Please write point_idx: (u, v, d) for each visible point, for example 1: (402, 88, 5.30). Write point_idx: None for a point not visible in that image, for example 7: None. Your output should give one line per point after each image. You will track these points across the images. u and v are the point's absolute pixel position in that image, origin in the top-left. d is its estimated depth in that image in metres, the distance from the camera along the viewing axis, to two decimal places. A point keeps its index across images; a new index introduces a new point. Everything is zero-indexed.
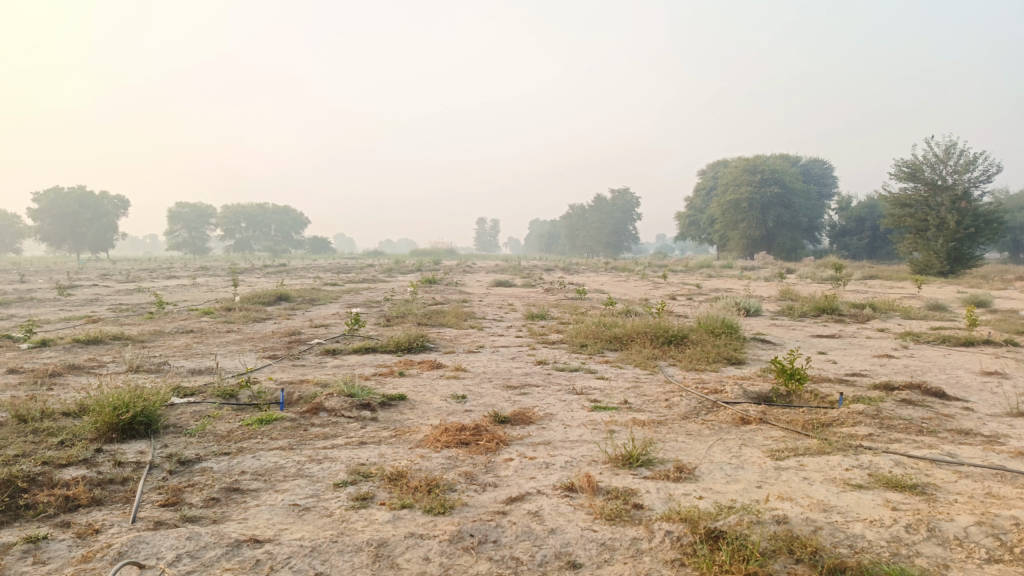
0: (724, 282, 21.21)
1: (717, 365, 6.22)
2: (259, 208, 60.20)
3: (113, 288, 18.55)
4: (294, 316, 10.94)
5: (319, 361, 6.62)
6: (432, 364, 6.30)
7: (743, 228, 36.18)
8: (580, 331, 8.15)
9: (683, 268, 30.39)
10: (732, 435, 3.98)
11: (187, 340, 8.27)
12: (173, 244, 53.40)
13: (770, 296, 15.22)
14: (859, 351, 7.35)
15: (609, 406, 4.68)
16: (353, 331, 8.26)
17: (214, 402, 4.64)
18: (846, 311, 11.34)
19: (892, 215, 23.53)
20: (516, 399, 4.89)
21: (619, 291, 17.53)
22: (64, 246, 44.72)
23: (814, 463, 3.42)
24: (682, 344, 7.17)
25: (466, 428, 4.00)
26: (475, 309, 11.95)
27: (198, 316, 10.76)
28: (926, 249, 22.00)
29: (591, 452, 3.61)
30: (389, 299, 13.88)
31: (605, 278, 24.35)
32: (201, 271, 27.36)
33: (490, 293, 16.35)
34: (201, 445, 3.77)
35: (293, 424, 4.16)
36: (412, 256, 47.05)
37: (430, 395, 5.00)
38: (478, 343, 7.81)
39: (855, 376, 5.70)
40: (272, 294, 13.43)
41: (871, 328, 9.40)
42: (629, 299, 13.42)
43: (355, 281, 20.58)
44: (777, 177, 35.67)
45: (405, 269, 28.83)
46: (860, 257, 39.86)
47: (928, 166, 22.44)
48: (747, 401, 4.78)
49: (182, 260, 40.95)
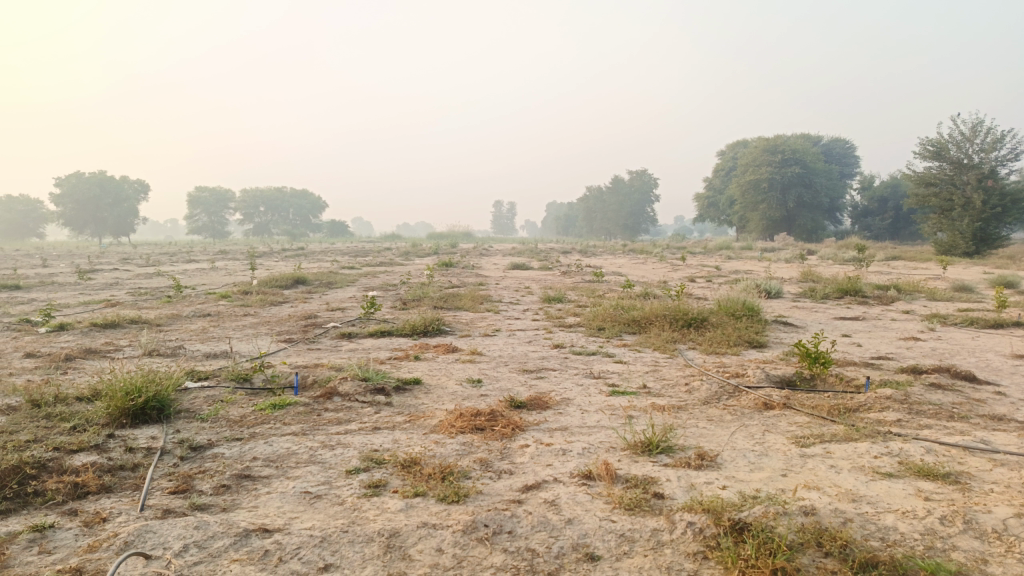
0: (744, 264, 20.95)
1: (739, 348, 6.09)
2: (277, 192, 60.40)
3: (133, 272, 18.67)
4: (311, 300, 10.91)
5: (335, 344, 6.58)
6: (447, 347, 6.23)
7: (763, 209, 35.70)
8: (598, 314, 8.03)
9: (703, 249, 30.07)
10: (754, 421, 3.86)
11: (203, 324, 8.26)
12: (193, 228, 53.80)
13: (792, 277, 14.99)
14: (884, 334, 7.16)
15: (628, 391, 4.58)
16: (369, 314, 8.20)
17: (228, 387, 4.60)
18: (869, 292, 11.11)
19: (916, 195, 23.05)
20: (532, 384, 4.80)
21: (637, 273, 17.34)
22: (86, 231, 45.16)
23: (841, 451, 3.30)
24: (702, 327, 7.03)
25: (481, 413, 3.92)
26: (492, 292, 11.87)
27: (215, 300, 10.77)
28: (951, 229, 21.55)
29: (609, 439, 3.51)
30: (406, 282, 13.83)
31: (623, 260, 24.15)
32: (220, 255, 27.48)
33: (507, 275, 16.24)
34: (214, 430, 3.72)
35: (307, 409, 4.10)
36: (429, 239, 46.99)
37: (445, 380, 4.92)
38: (494, 327, 7.72)
39: (881, 360, 5.54)
40: (289, 278, 13.41)
41: (896, 310, 9.18)
42: (647, 281, 13.26)
43: (373, 264, 20.58)
44: (798, 156, 35.11)
45: (422, 252, 28.78)
46: (882, 237, 39.23)
47: (953, 144, 21.92)
48: (770, 386, 4.65)
49: (201, 244, 41.19)
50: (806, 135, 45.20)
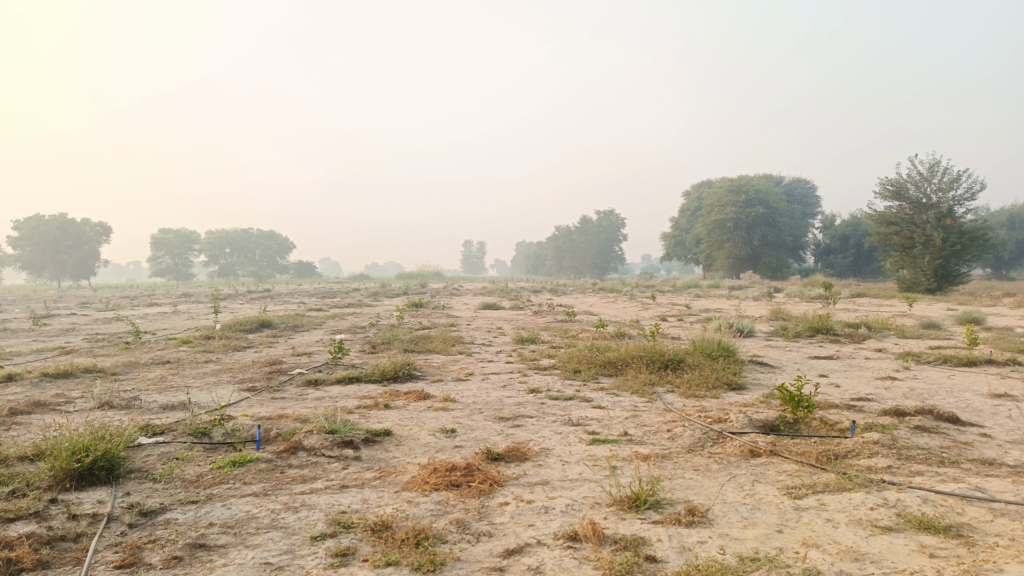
0: (714, 302, 21.06)
1: (718, 391, 5.97)
2: (244, 233, 59.70)
3: (92, 317, 18.06)
4: (276, 345, 10.57)
5: (301, 393, 6.30)
6: (419, 394, 5.99)
7: (728, 248, 36.16)
8: (573, 356, 7.86)
9: (672, 288, 30.23)
10: (743, 470, 3.71)
11: (163, 372, 7.90)
12: (156, 270, 52.74)
13: (762, 316, 15.04)
14: (861, 374, 7.10)
15: (609, 439, 4.40)
16: (336, 359, 7.92)
17: (184, 442, 4.32)
18: (840, 330, 11.15)
19: (878, 233, 23.52)
20: (509, 433, 4.59)
21: (609, 312, 17.27)
22: (44, 274, 43.94)
23: (836, 503, 3.15)
24: (680, 369, 6.90)
25: (457, 467, 3.70)
26: (464, 333, 11.65)
27: (176, 346, 10.37)
28: (914, 267, 21.95)
29: (593, 493, 3.32)
30: (375, 324, 13.53)
31: (594, 299, 24.12)
32: (183, 298, 26.81)
33: (478, 316, 16.06)
34: (168, 493, 3.44)
35: (269, 467, 3.83)
36: (399, 280, 46.65)
37: (417, 430, 4.69)
38: (467, 371, 7.50)
39: (862, 402, 5.45)
40: (254, 321, 13.05)
41: (869, 348, 9.18)
42: (620, 321, 13.16)
43: (341, 306, 20.24)
44: (761, 196, 35.81)
45: (391, 292, 28.47)
46: (845, 275, 39.96)
47: (912, 184, 22.46)
48: (754, 431, 4.51)
49: (164, 287, 40.37)
50: (768, 175, 46.20)
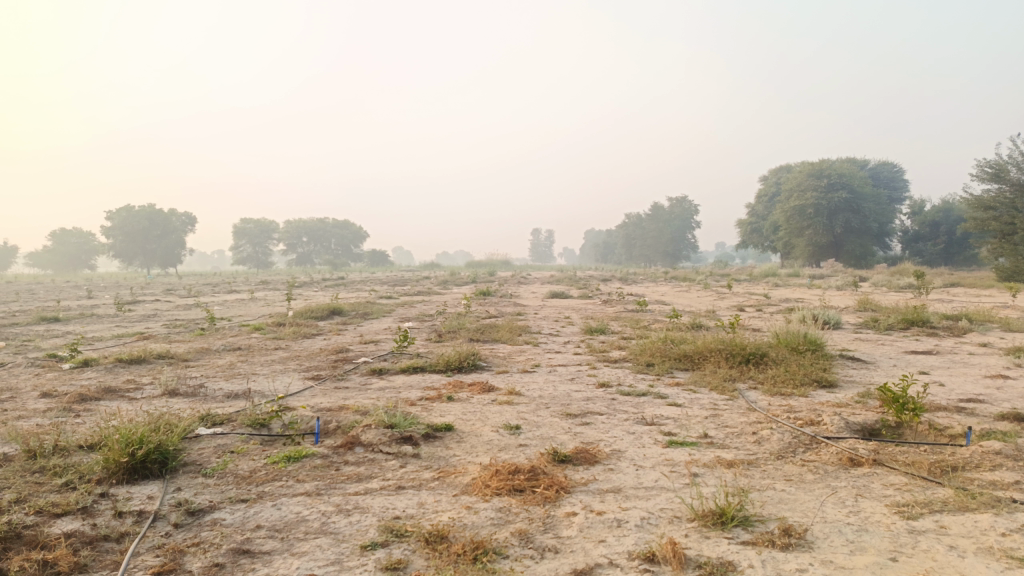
0: (795, 291, 20.11)
1: (806, 388, 5.50)
2: (320, 223, 61.22)
3: (174, 303, 18.65)
4: (344, 332, 10.56)
5: (364, 382, 6.15)
6: (483, 386, 5.74)
7: (808, 235, 34.59)
8: (645, 348, 7.46)
9: (747, 277, 29.14)
10: (842, 483, 3.29)
11: (232, 359, 7.92)
12: (237, 258, 54.72)
13: (848, 307, 14.19)
14: (967, 372, 6.43)
15: (687, 441, 4.04)
16: (401, 348, 7.75)
17: (241, 434, 4.20)
18: (938, 322, 10.32)
19: (975, 219, 21.94)
20: (577, 432, 4.27)
21: (682, 301, 16.73)
22: (134, 262, 46.18)
23: (959, 526, 2.69)
24: (762, 364, 6.42)
25: (520, 469, 3.41)
26: (532, 322, 11.37)
27: (248, 333, 10.47)
28: (1014, 255, 20.35)
29: (671, 506, 2.98)
30: (442, 312, 13.43)
31: (667, 288, 23.44)
32: (260, 285, 27.56)
33: (546, 305, 15.77)
34: (218, 490, 3.29)
35: (324, 463, 3.65)
36: (468, 269, 46.72)
37: (480, 426, 4.43)
38: (534, 362, 7.22)
39: (973, 404, 4.87)
40: (325, 308, 13.13)
41: (971, 343, 8.39)
42: (694, 311, 12.62)
43: (411, 294, 20.32)
44: (845, 181, 34.08)
45: (460, 280, 28.50)
46: (935, 263, 37.64)
47: (1013, 165, 21.01)
48: (851, 436, 4.06)
49: (244, 274, 41.84)
50: (852, 159, 44.06)
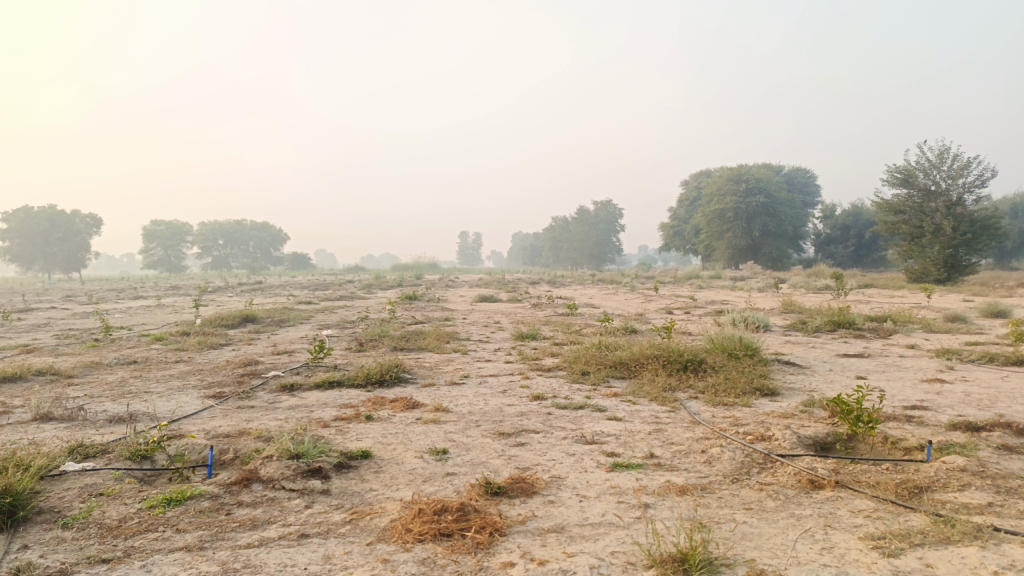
0: (720, 293, 20.31)
1: (749, 397, 5.23)
2: (238, 226, 58.82)
3: (71, 312, 17.17)
4: (257, 342, 9.79)
5: (273, 401, 5.52)
6: (407, 402, 5.22)
7: (728, 238, 35.38)
8: (579, 355, 7.08)
9: (672, 279, 29.52)
10: (807, 511, 2.94)
11: (124, 375, 7.09)
12: (148, 262, 51.92)
13: (774, 308, 14.28)
14: (903, 376, 6.31)
15: (632, 463, 3.64)
16: (317, 360, 7.09)
17: (116, 470, 3.55)
18: (863, 324, 10.40)
19: (885, 222, 22.78)
20: (512, 455, 3.82)
21: (612, 304, 16.53)
22: (34, 266, 43.13)
23: (946, 564, 2.37)
24: (700, 370, 6.14)
25: (447, 507, 2.93)
26: (459, 328, 10.86)
27: (149, 344, 9.54)
28: (922, 257, 21.17)
29: (624, 549, 2.56)
30: (365, 318, 12.76)
31: (594, 291, 23.32)
32: (171, 291, 25.91)
33: (474, 309, 15.30)
34: (74, 548, 2.66)
35: (213, 506, 3.06)
36: (393, 271, 45.71)
37: (402, 451, 3.93)
38: (462, 373, 6.72)
39: (919, 412, 4.69)
40: (236, 315, 12.23)
41: (898, 345, 8.41)
42: (624, 315, 12.40)
43: (332, 298, 19.43)
44: (762, 186, 35.00)
45: (385, 284, 27.66)
46: (846, 265, 39.21)
47: (921, 171, 21.75)
48: (805, 452, 3.77)
49: (154, 279, 39.66)
50: (769, 165, 45.47)
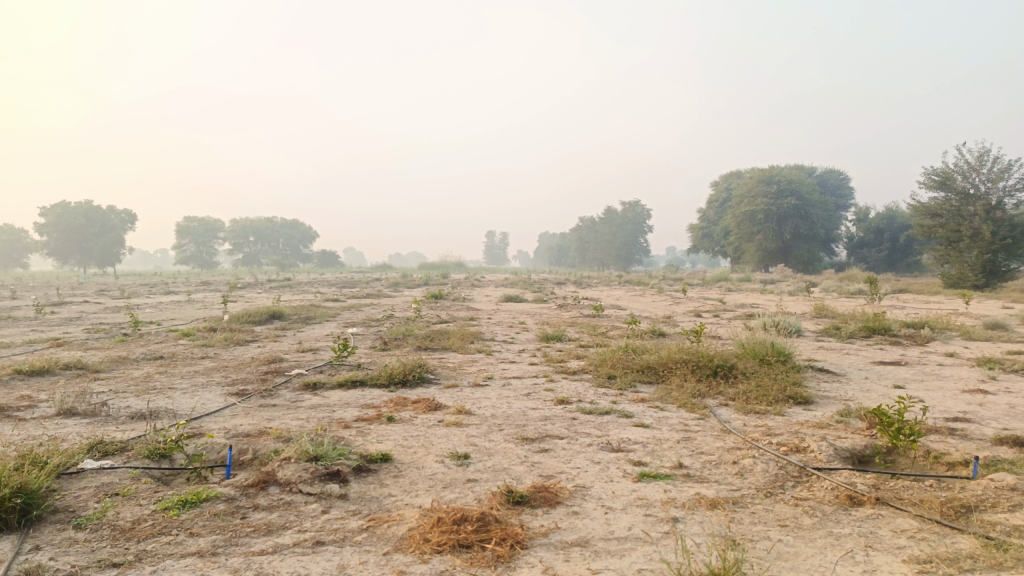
0: (749, 297, 19.99)
1: (782, 405, 5.05)
2: (268, 223, 59.46)
3: (103, 306, 17.41)
4: (282, 339, 9.78)
5: (295, 400, 5.46)
6: (429, 404, 5.13)
7: (758, 240, 34.87)
8: (605, 358, 6.93)
9: (700, 281, 29.15)
10: (847, 529, 2.79)
11: (150, 370, 7.10)
12: (180, 258, 52.68)
13: (806, 312, 13.97)
14: (943, 386, 6.07)
15: (660, 474, 3.50)
16: (340, 358, 7.04)
17: (134, 469, 3.50)
18: (899, 330, 10.09)
19: (921, 226, 22.23)
20: (535, 462, 3.70)
21: (639, 306, 16.34)
22: (70, 261, 44.01)
23: None
24: (730, 376, 5.96)
25: (467, 517, 2.82)
26: (484, 328, 10.78)
27: (176, 340, 9.58)
28: (960, 262, 20.59)
29: (652, 567, 2.43)
30: (390, 317, 12.72)
31: (621, 292, 23.09)
32: (201, 287, 26.21)
33: (500, 309, 15.20)
34: (86, 551, 2.60)
35: (229, 509, 2.99)
36: (420, 270, 45.82)
37: (423, 455, 3.84)
38: (486, 374, 6.61)
39: (963, 425, 4.47)
40: (263, 312, 12.27)
41: (936, 353, 8.12)
42: (652, 317, 12.21)
43: (359, 296, 19.48)
44: (793, 188, 34.43)
45: (412, 282, 27.69)
46: (879, 269, 38.42)
47: (959, 174, 21.19)
48: (842, 465, 3.60)
49: (186, 275, 40.23)
50: (801, 166, 44.75)
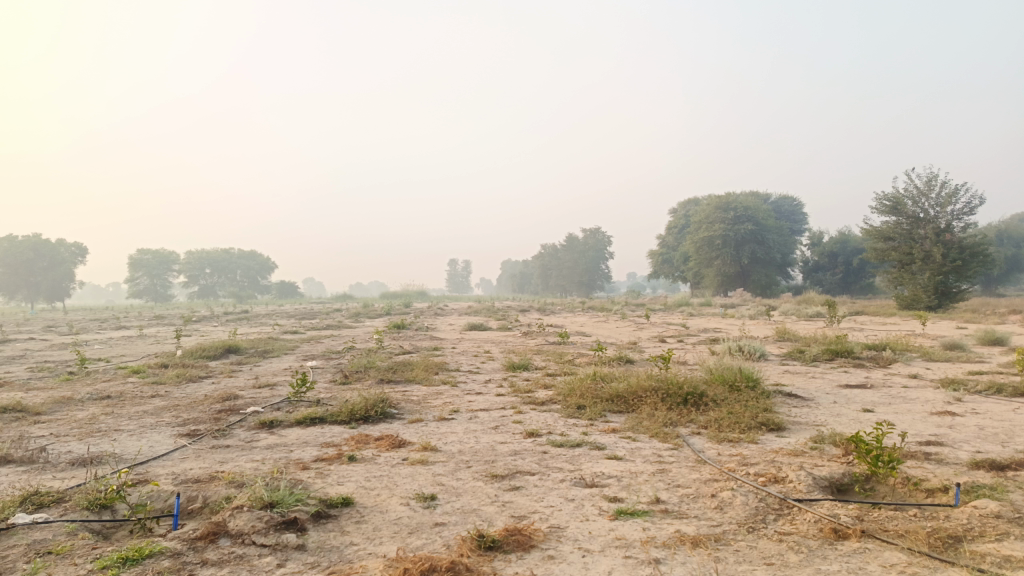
0: (711, 321, 20.12)
1: (754, 433, 4.96)
2: (225, 254, 58.39)
3: (49, 343, 16.70)
4: (238, 375, 9.41)
5: (250, 440, 5.18)
6: (393, 441, 4.91)
7: (717, 265, 35.34)
8: (573, 387, 6.78)
9: (662, 306, 29.38)
10: (835, 566, 2.66)
11: (95, 411, 6.71)
12: (133, 291, 51.24)
13: (768, 336, 14.07)
14: (911, 408, 6.05)
15: (637, 510, 3.34)
16: (299, 394, 6.76)
17: (70, 524, 3.21)
18: (861, 353, 10.17)
19: (875, 249, 22.76)
20: (506, 502, 3.52)
21: (603, 333, 16.31)
22: (16, 295, 42.42)
23: None
24: (700, 404, 5.87)
25: (436, 567, 2.62)
26: (449, 358, 10.55)
27: (124, 378, 9.14)
28: (913, 284, 21.06)
29: None
30: (351, 349, 12.41)
31: (585, 318, 23.07)
32: (154, 321, 25.41)
33: (464, 338, 14.98)
34: None
35: (174, 566, 2.74)
36: (382, 299, 45.30)
37: (387, 497, 3.62)
38: (451, 407, 6.40)
39: (936, 449, 4.43)
40: (218, 346, 11.86)
41: (900, 375, 8.16)
42: (617, 344, 12.14)
43: (319, 328, 19.06)
44: (750, 214, 35.10)
45: (373, 313, 27.26)
46: (834, 292, 39.25)
47: (909, 199, 21.80)
48: (822, 495, 3.49)
49: (138, 309, 39.08)
50: (756, 193, 45.79)
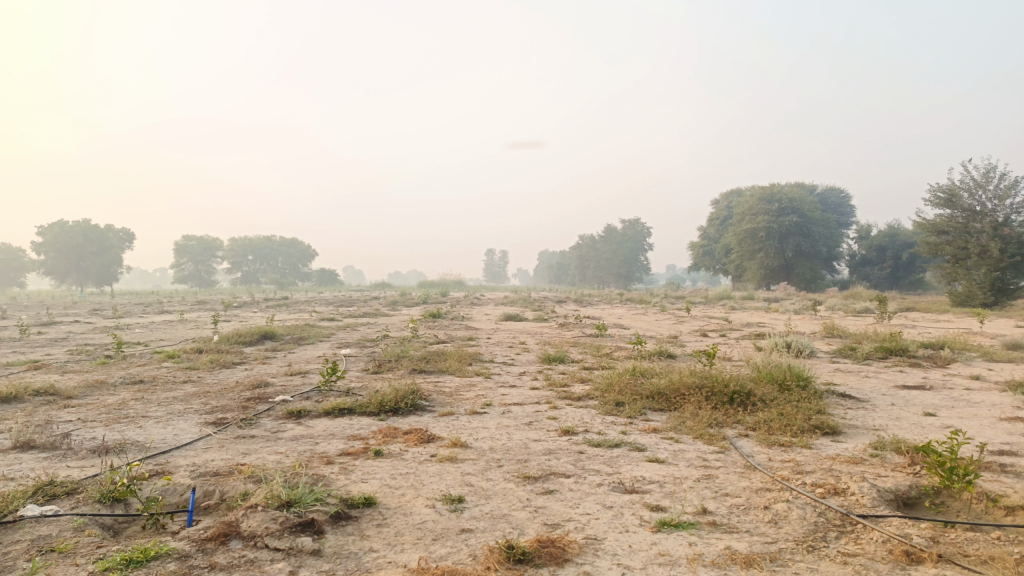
0: (753, 315, 19.53)
1: (807, 437, 4.60)
2: (267, 241, 59.21)
3: (94, 326, 16.93)
4: (272, 361, 9.31)
5: (275, 430, 5.01)
6: (421, 436, 4.68)
7: (760, 258, 34.46)
8: (611, 382, 6.48)
9: (703, 299, 28.81)
10: None
11: (125, 396, 6.62)
12: (179, 276, 52.18)
13: (815, 331, 13.52)
14: (977, 413, 5.61)
15: (682, 521, 3.05)
16: (329, 383, 6.59)
17: (79, 518, 3.05)
18: (916, 351, 9.63)
19: (927, 243, 21.86)
20: (539, 507, 3.26)
21: (642, 325, 15.93)
22: (67, 279, 43.50)
23: None
24: (746, 403, 5.52)
25: None
26: (483, 349, 10.31)
27: (160, 362, 9.11)
28: (967, 279, 20.13)
29: None
30: (386, 337, 12.26)
31: (622, 310, 22.64)
32: (197, 307, 25.69)
33: (499, 328, 14.76)
34: None
35: (180, 570, 2.55)
36: (420, 287, 45.32)
37: (411, 498, 3.39)
38: (484, 400, 6.15)
39: (1012, 459, 4.04)
40: (254, 332, 11.81)
41: (961, 376, 7.67)
42: (656, 338, 11.77)
43: (355, 316, 18.99)
44: (795, 206, 34.15)
45: (411, 301, 27.26)
46: (881, 287, 38.02)
47: (965, 191, 20.91)
48: (888, 511, 3.15)
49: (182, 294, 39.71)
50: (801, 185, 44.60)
